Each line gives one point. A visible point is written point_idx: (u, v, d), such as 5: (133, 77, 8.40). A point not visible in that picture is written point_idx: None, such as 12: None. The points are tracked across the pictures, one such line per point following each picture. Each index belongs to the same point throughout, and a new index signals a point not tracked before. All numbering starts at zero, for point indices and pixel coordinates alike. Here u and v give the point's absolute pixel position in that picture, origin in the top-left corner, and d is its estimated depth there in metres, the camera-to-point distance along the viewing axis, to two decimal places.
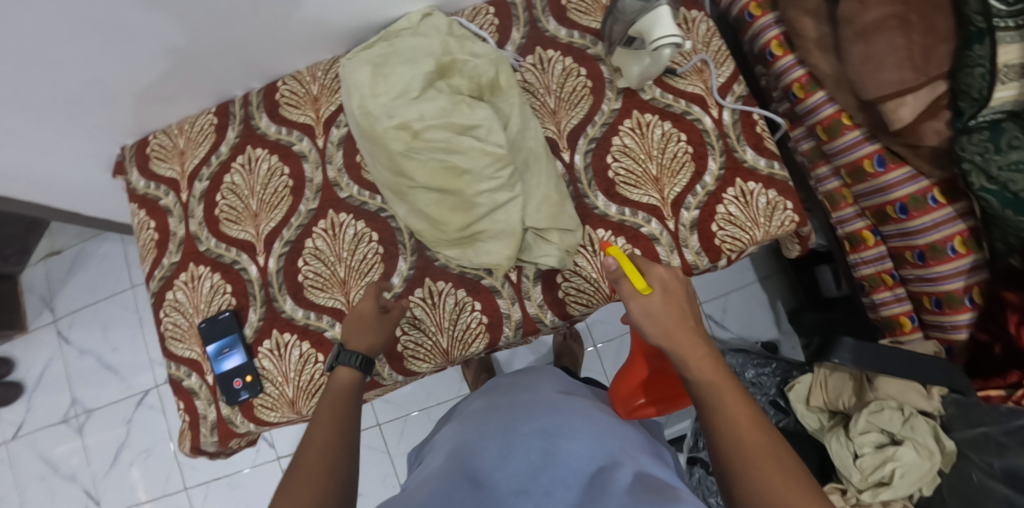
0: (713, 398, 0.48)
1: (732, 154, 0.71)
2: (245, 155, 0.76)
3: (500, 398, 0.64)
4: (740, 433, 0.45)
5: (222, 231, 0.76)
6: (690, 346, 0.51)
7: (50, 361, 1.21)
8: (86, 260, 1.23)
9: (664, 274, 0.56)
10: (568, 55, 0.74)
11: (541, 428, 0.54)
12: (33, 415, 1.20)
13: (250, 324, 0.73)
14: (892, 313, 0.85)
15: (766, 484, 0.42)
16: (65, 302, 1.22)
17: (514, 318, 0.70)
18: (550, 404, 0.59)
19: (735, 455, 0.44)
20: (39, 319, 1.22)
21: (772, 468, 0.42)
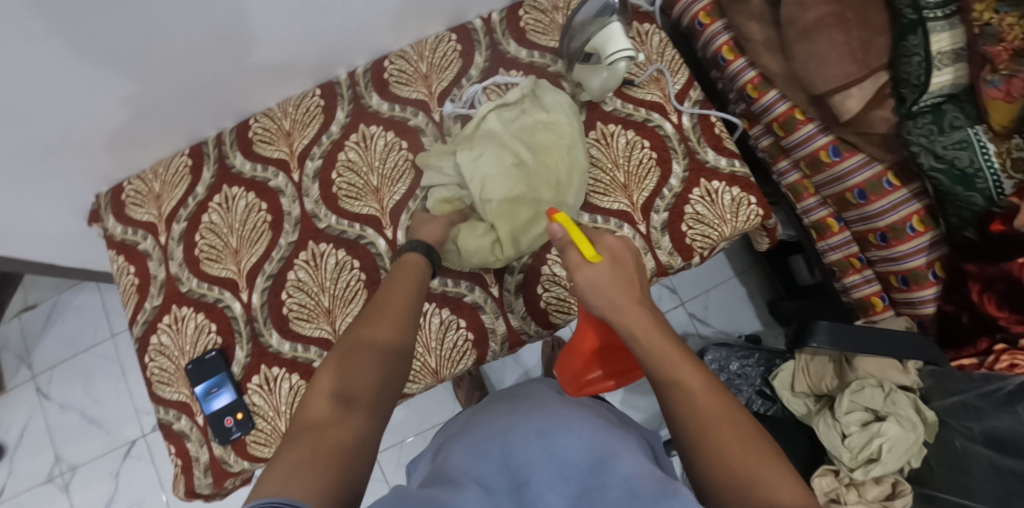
0: (674, 384, 0.51)
1: (695, 156, 0.74)
2: (222, 194, 0.77)
3: (503, 406, 0.66)
4: (696, 403, 0.49)
5: (203, 270, 0.76)
6: (635, 318, 0.55)
7: (31, 419, 1.18)
8: (64, 312, 1.21)
9: (610, 244, 0.61)
10: (530, 74, 0.77)
11: (540, 430, 0.55)
12: (16, 477, 1.16)
13: (237, 362, 0.73)
14: (863, 294, 0.87)
15: (722, 448, 0.46)
16: (44, 357, 1.20)
17: (500, 332, 0.71)
18: (548, 409, 0.61)
19: (692, 426, 0.48)
20: (17, 377, 1.20)
21: (725, 431, 0.46)
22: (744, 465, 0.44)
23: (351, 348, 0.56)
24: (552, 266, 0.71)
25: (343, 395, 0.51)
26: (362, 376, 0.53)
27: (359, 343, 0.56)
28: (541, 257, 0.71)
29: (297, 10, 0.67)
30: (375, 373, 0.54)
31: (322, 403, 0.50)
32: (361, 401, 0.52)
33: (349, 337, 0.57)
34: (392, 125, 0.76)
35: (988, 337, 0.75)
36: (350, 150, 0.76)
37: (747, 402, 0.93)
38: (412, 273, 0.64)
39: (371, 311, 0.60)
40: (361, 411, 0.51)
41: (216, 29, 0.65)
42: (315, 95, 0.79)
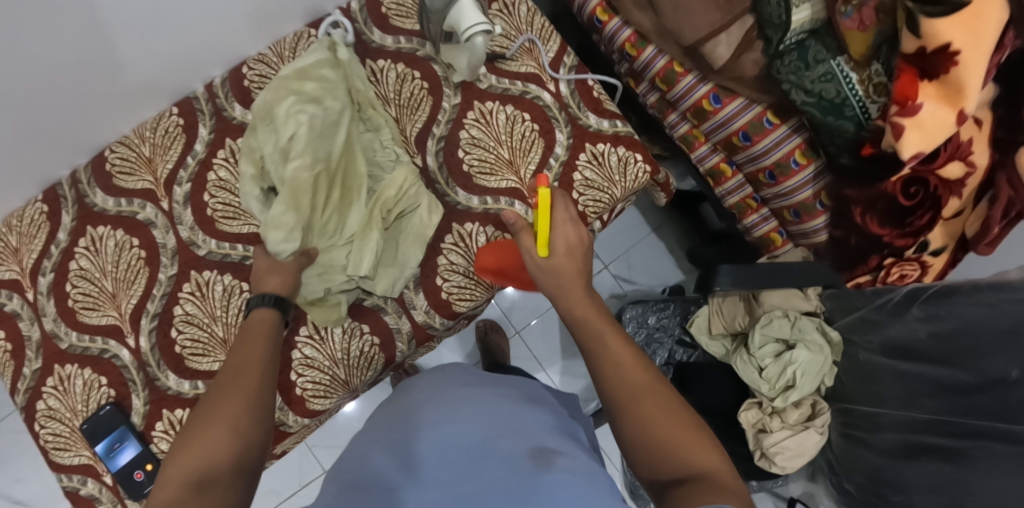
0: (612, 365, 0.53)
1: (577, 123, 0.74)
2: (87, 237, 0.71)
3: (399, 400, 0.63)
4: (624, 374, 0.51)
5: (82, 322, 0.70)
6: (579, 299, 0.58)
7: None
8: None
9: (568, 237, 0.60)
10: (399, 61, 0.74)
11: (433, 422, 0.53)
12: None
13: (136, 412, 0.69)
14: (763, 232, 0.91)
15: (648, 416, 0.47)
16: None
17: (405, 330, 0.69)
18: (444, 397, 0.58)
19: (623, 395, 0.50)
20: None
21: (646, 402, 0.48)
22: (670, 439, 0.45)
23: (200, 420, 0.46)
24: (448, 255, 0.70)
25: (194, 480, 0.40)
26: (215, 445, 0.43)
27: (212, 419, 0.46)
28: (434, 248, 0.70)
29: (151, 22, 0.62)
30: (230, 438, 0.44)
31: (170, 493, 0.39)
32: (217, 484, 0.40)
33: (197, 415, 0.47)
34: None
35: (877, 255, 0.79)
36: (219, 168, 0.72)
37: (670, 352, 0.95)
38: (263, 328, 0.57)
39: (229, 375, 0.51)
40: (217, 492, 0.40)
41: (73, 52, 0.60)
42: (171, 114, 0.73)
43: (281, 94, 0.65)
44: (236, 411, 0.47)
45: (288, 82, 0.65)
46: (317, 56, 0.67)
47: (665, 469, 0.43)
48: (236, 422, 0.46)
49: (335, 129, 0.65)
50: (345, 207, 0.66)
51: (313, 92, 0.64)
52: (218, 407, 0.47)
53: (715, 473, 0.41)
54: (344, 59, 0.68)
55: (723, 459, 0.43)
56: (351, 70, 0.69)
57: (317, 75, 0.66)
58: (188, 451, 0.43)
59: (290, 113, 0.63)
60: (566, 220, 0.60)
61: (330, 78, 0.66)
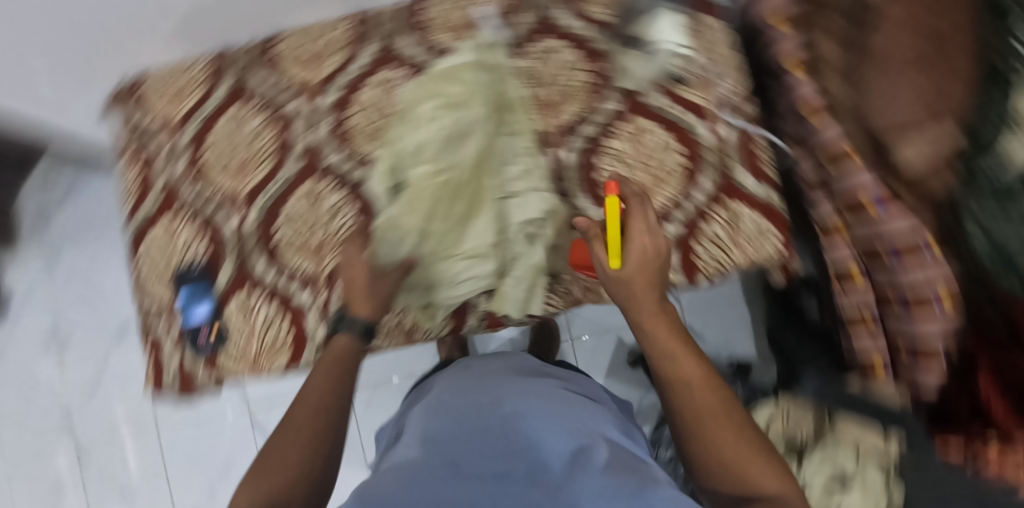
0: (682, 388, 0.53)
1: (726, 173, 0.71)
2: (234, 109, 0.75)
3: (472, 381, 0.62)
4: (695, 396, 0.52)
5: (204, 183, 0.75)
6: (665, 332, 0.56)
7: (35, 282, 1.18)
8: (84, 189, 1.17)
9: (644, 245, 0.59)
10: (574, 46, 0.71)
11: (519, 417, 0.51)
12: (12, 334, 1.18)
13: (221, 279, 0.74)
14: (866, 358, 0.77)
15: (714, 441, 0.49)
16: (58, 228, 1.17)
17: (479, 310, 0.76)
18: (525, 398, 0.56)
19: (690, 418, 0.51)
20: (29, 240, 1.18)
21: (713, 423, 0.50)
22: (740, 464, 0.48)
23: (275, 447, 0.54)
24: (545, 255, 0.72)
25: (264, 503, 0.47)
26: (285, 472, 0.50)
27: (286, 447, 0.53)
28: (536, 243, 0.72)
29: None
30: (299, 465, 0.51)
31: None
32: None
33: (267, 449, 0.53)
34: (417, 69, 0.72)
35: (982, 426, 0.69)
36: (370, 89, 0.72)
37: None
38: (344, 352, 0.63)
39: (303, 403, 0.58)
40: None
41: None
42: (345, 23, 0.74)
43: (423, 94, 0.66)
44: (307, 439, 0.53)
45: (435, 80, 0.66)
46: (464, 58, 0.66)
47: (734, 490, 0.48)
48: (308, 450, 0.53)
49: (466, 138, 0.65)
50: (468, 219, 0.68)
51: (454, 96, 0.65)
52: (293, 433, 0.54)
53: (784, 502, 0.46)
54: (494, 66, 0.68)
55: (791, 483, 0.48)
56: (498, 72, 0.68)
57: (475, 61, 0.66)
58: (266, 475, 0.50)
59: (434, 115, 0.64)
60: (645, 228, 0.60)
61: (472, 83, 0.66)
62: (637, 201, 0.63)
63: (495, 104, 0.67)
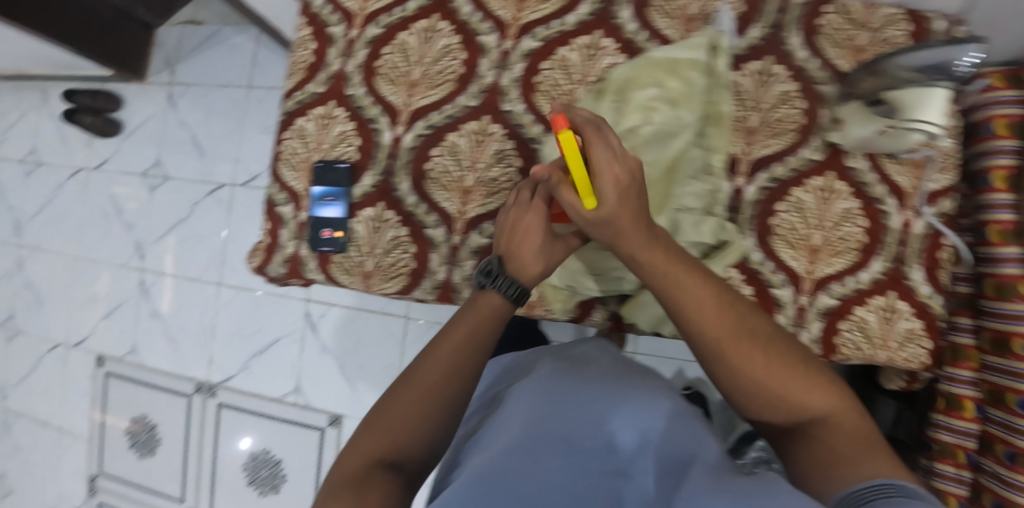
0: (670, 288, 0.52)
1: (900, 266, 0.67)
2: (429, 22, 0.73)
3: (569, 359, 0.61)
4: (705, 318, 0.51)
5: (374, 84, 0.74)
6: (695, 287, 0.52)
7: (150, 117, 1.22)
8: (218, 43, 1.19)
9: (619, 174, 0.51)
10: (795, 81, 0.69)
11: (615, 405, 0.51)
12: (118, 158, 1.24)
13: (361, 185, 0.73)
14: (942, 487, 0.78)
15: (748, 369, 0.50)
16: (186, 72, 1.21)
17: (608, 309, 0.67)
18: (619, 380, 0.56)
19: (709, 346, 0.51)
20: (158, 76, 1.22)
21: (751, 355, 0.50)
22: (783, 390, 0.50)
23: (393, 396, 0.52)
24: None
25: (385, 458, 0.47)
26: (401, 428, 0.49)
27: (404, 401, 0.51)
28: None
29: None
30: (417, 426, 0.49)
31: (360, 461, 0.47)
32: (401, 466, 0.47)
33: (393, 394, 0.52)
34: (628, 48, 0.69)
35: None
36: (573, 50, 0.69)
37: None
38: (487, 316, 0.57)
39: (426, 356, 0.54)
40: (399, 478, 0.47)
41: None
42: None
43: (641, 77, 0.63)
44: (427, 398, 0.51)
45: (657, 67, 0.63)
46: (695, 53, 0.63)
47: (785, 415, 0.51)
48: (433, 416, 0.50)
49: (672, 138, 0.63)
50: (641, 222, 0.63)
51: (671, 90, 0.63)
52: (414, 391, 0.51)
53: (829, 421, 0.50)
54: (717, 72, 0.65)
55: (826, 385, 0.51)
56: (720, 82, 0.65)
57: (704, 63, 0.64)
58: (381, 428, 0.49)
59: (643, 106, 0.62)
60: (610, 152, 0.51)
61: (694, 84, 0.63)
62: (591, 129, 0.52)
63: (703, 113, 0.65)
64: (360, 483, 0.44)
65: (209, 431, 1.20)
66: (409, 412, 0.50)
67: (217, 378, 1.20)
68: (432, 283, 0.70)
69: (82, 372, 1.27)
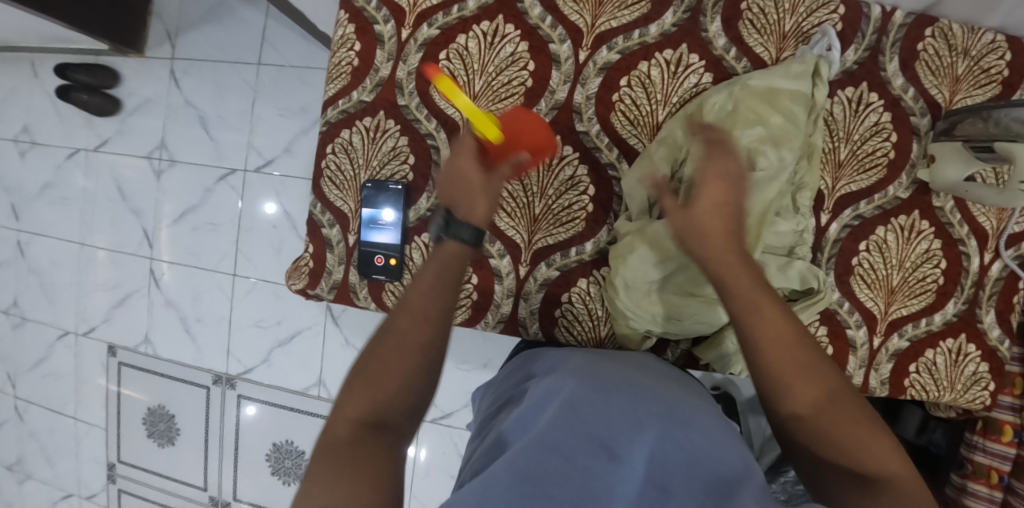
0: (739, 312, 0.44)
1: (973, 309, 0.66)
2: (492, 24, 0.65)
3: (601, 361, 0.52)
4: (767, 343, 0.42)
5: (429, 95, 0.66)
6: (777, 323, 0.42)
7: (154, 95, 1.14)
8: (224, 14, 1.09)
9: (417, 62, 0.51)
10: (889, 110, 0.64)
11: (648, 413, 0.43)
12: (121, 137, 1.16)
13: (417, 208, 0.67)
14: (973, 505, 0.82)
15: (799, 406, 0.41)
16: (190, 46, 1.11)
17: (681, 347, 0.66)
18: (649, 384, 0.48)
19: (762, 370, 0.42)
20: (158, 50, 1.12)
21: (814, 393, 0.41)
22: (833, 428, 0.41)
23: (376, 352, 0.45)
24: None
25: (372, 418, 0.42)
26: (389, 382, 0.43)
27: (386, 351, 0.45)
28: None
29: None
30: (406, 384, 0.44)
31: (349, 425, 0.41)
32: (388, 424, 0.42)
33: (370, 352, 0.45)
34: (715, 68, 0.64)
35: None
36: (654, 65, 0.64)
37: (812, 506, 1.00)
38: (454, 260, 0.49)
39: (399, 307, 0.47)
40: (389, 439, 0.41)
41: None
42: None
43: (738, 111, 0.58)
44: (410, 352, 0.45)
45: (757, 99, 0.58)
46: (799, 86, 0.59)
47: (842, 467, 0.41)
48: (421, 369, 0.45)
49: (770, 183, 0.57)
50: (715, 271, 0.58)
51: (771, 123, 0.57)
52: (394, 340, 0.45)
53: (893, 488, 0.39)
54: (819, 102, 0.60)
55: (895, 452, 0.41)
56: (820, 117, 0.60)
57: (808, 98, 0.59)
58: (365, 386, 0.43)
59: (748, 147, 0.57)
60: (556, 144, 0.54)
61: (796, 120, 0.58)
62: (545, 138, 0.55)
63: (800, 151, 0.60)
64: (353, 456, 0.39)
65: (230, 423, 1.17)
66: (389, 365, 0.44)
67: (235, 371, 1.16)
68: (496, 316, 0.67)
69: (95, 361, 1.23)
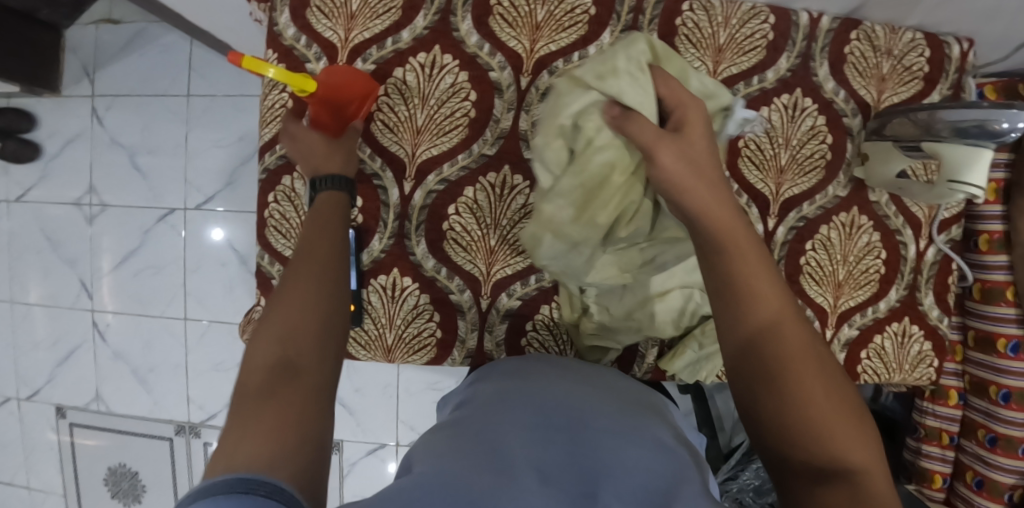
0: (743, 294, 0.39)
1: (914, 293, 0.70)
2: (430, 56, 0.63)
3: (570, 379, 0.50)
4: (780, 332, 0.38)
5: (371, 133, 0.64)
6: (778, 307, 0.39)
7: (76, 134, 1.05)
8: (145, 44, 1.01)
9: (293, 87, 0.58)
10: (823, 113, 0.66)
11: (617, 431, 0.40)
12: (43, 184, 1.08)
13: (370, 250, 0.65)
14: (930, 466, 0.87)
15: (800, 392, 0.37)
16: (109, 81, 1.03)
17: (648, 362, 0.66)
18: (617, 406, 0.46)
19: (767, 362, 0.38)
20: (76, 87, 1.04)
21: (812, 378, 0.37)
22: (826, 427, 0.36)
23: (286, 302, 0.41)
24: None
25: (284, 359, 0.36)
26: (302, 331, 0.39)
27: (295, 300, 0.41)
28: None
29: None
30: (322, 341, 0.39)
31: (257, 370, 0.36)
32: (300, 362, 0.37)
33: (279, 303, 0.41)
34: None
35: None
36: None
37: None
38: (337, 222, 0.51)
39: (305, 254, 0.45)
40: (304, 379, 0.36)
41: None
42: None
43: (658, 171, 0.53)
44: (321, 311, 0.41)
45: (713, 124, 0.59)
46: None
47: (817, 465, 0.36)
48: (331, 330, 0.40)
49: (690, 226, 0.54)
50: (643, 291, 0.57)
51: None
52: (303, 292, 0.41)
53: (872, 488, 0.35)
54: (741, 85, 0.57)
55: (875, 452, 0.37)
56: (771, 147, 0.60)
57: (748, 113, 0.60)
58: (272, 334, 0.38)
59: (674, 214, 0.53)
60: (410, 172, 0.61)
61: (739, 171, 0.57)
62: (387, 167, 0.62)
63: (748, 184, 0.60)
64: (253, 411, 0.33)
65: (200, 472, 1.12)
66: (302, 319, 0.39)
67: (198, 419, 1.11)
68: (463, 351, 0.66)
69: (43, 424, 1.16)
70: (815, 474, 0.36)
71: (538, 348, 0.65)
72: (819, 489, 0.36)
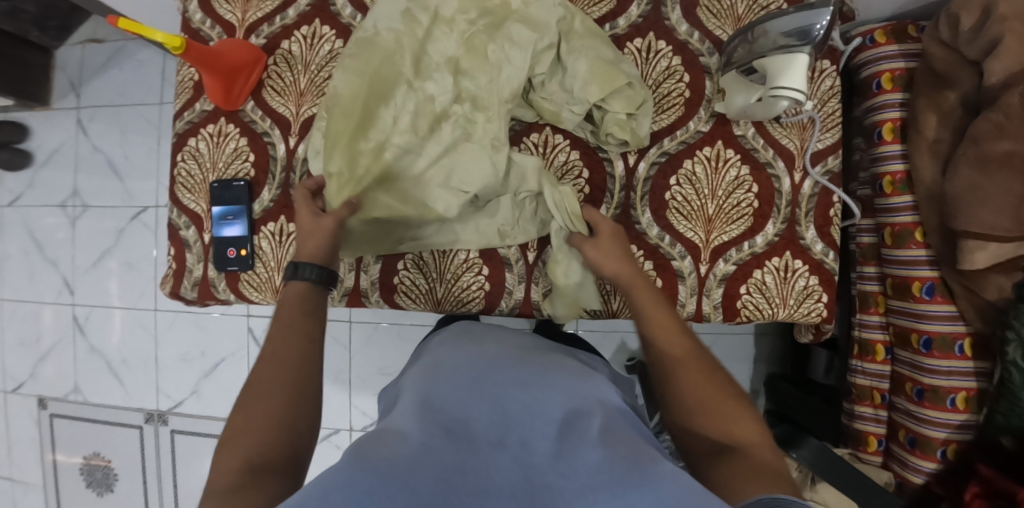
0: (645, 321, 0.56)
1: (794, 227, 0.69)
2: (311, 28, 0.72)
3: (490, 338, 0.56)
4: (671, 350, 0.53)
5: (263, 98, 0.72)
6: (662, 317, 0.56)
7: (63, 144, 1.21)
8: (124, 59, 1.17)
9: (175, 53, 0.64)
10: (678, 54, 0.69)
11: (517, 379, 0.46)
12: (33, 190, 1.23)
13: (260, 201, 0.72)
14: (865, 428, 0.82)
15: (684, 387, 0.50)
16: (91, 92, 1.18)
17: (515, 297, 0.69)
18: (531, 357, 0.51)
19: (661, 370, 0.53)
20: (63, 100, 1.20)
21: (696, 378, 0.51)
22: (709, 410, 0.48)
23: (245, 403, 0.46)
24: None
25: (254, 458, 0.42)
26: (257, 414, 0.45)
27: (249, 410, 0.46)
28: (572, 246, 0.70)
29: None
30: (275, 415, 0.45)
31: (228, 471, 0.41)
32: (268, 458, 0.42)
33: (242, 407, 0.46)
34: None
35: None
36: None
37: None
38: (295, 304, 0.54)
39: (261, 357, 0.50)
40: (273, 469, 0.42)
41: None
42: None
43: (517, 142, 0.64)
44: (282, 391, 0.47)
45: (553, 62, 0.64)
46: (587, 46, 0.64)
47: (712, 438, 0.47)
48: (287, 408, 0.46)
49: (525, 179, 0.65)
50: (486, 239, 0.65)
51: None
52: (256, 394, 0.46)
53: (748, 447, 0.45)
54: (556, 27, 0.64)
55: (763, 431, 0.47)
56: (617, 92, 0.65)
57: (591, 49, 0.64)
58: (239, 433, 0.44)
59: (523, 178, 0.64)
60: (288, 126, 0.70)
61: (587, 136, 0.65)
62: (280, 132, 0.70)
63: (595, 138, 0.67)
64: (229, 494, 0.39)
65: (165, 458, 1.19)
66: (259, 422, 0.44)
67: (165, 406, 1.19)
68: (342, 290, 0.70)
69: (27, 415, 1.26)
70: (719, 451, 0.46)
71: (405, 286, 0.69)
72: (720, 453, 0.45)
